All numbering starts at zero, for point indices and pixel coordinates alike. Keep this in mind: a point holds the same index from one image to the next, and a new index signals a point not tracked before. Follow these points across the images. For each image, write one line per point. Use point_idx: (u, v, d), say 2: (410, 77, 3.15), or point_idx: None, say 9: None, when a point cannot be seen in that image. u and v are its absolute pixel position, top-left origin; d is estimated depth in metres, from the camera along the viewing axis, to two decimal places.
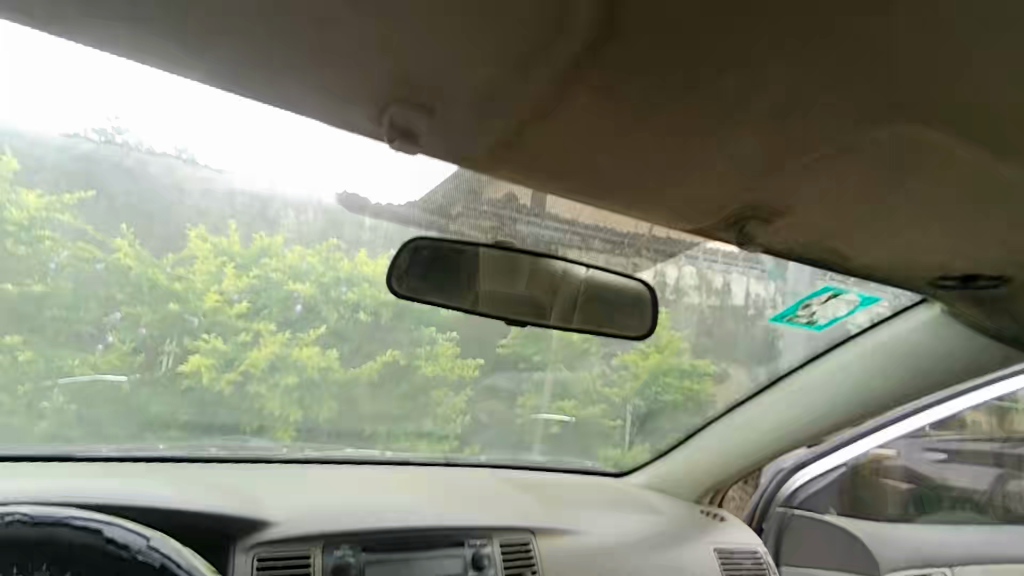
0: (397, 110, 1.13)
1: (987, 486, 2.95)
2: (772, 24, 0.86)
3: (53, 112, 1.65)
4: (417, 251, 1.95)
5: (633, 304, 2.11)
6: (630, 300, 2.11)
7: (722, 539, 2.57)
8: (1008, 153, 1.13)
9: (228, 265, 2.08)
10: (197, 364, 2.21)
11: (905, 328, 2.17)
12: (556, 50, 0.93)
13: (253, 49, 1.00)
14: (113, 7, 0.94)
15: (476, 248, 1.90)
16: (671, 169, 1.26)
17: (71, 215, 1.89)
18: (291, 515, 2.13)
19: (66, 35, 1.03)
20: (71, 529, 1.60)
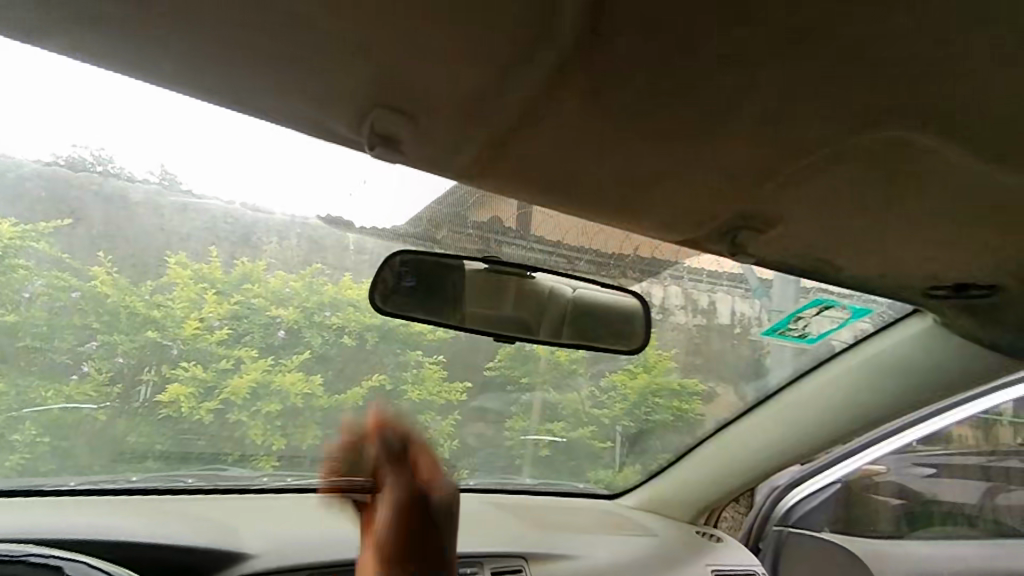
0: (378, 116, 1.08)
1: (977, 499, 2.89)
2: (765, 27, 0.85)
3: (26, 135, 1.60)
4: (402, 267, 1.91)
5: (627, 314, 2.09)
6: (622, 311, 2.08)
7: (720, 560, 2.56)
8: (1004, 157, 1.12)
9: (210, 291, 2.01)
10: (175, 393, 2.15)
11: (894, 342, 2.17)
12: (542, 53, 0.91)
13: (221, 42, 0.94)
14: (84, 8, 0.89)
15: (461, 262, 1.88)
16: (662, 176, 1.24)
17: (46, 244, 1.81)
18: (270, 548, 2.12)
19: (39, 45, 0.99)
20: (27, 566, 1.68)
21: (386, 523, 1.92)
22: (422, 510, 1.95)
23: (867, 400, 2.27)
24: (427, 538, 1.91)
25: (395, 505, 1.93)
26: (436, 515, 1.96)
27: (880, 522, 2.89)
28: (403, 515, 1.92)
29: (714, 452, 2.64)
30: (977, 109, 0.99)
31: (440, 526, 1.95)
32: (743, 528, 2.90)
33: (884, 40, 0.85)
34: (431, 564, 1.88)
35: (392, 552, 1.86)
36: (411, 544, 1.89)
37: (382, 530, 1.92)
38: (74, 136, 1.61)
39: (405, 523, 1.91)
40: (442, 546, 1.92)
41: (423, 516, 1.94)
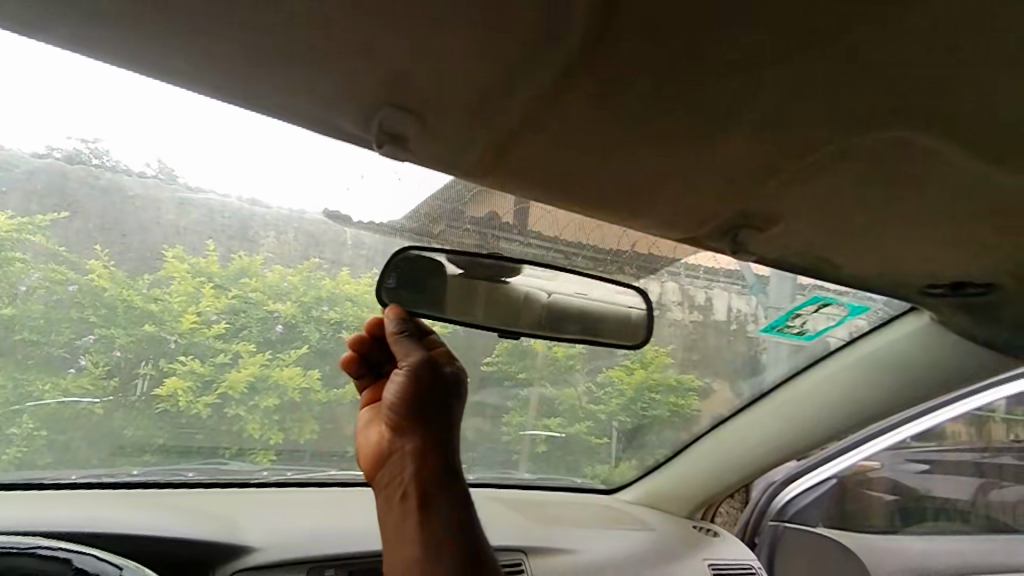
0: (385, 114, 1.08)
1: (969, 496, 2.97)
2: (771, 31, 0.86)
3: (23, 127, 1.60)
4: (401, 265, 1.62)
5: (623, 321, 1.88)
6: (614, 318, 1.87)
7: (716, 554, 2.64)
8: (1004, 159, 1.14)
9: (207, 285, 2.01)
10: (173, 387, 2.15)
11: (890, 340, 2.18)
12: (549, 56, 0.92)
13: (221, 38, 0.93)
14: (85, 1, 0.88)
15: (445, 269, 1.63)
16: (665, 177, 1.25)
17: (43, 237, 1.80)
18: (273, 542, 2.13)
19: (37, 38, 0.98)
20: (37, 558, 1.71)
21: (396, 399, 1.82)
22: (432, 397, 1.84)
23: (864, 395, 2.29)
24: (439, 416, 1.86)
25: (405, 391, 1.81)
26: (446, 390, 1.87)
27: (875, 517, 2.91)
28: (413, 395, 1.82)
29: (711, 448, 2.66)
30: (978, 112, 1.00)
31: (449, 403, 1.89)
32: (738, 523, 2.94)
33: (889, 43, 0.86)
34: (443, 437, 1.86)
35: (404, 416, 1.82)
36: (424, 426, 1.84)
37: (390, 397, 1.83)
38: (71, 128, 1.61)
39: (416, 398, 1.82)
40: (453, 394, 1.90)
41: (432, 399, 1.84)
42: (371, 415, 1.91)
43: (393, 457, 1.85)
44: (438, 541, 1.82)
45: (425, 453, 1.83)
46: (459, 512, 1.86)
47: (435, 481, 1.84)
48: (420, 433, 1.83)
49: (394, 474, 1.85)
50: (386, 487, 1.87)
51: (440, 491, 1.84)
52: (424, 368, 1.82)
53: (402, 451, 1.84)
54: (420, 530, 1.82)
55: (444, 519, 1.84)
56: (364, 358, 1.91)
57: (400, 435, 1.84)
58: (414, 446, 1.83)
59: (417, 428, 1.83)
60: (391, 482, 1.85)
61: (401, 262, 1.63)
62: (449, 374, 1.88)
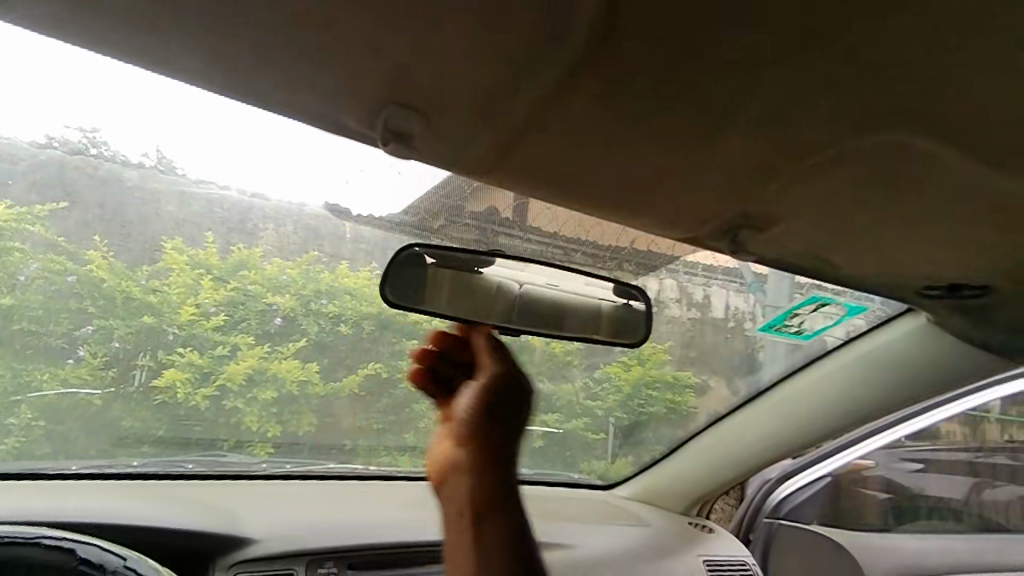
0: (389, 112, 1.08)
1: (963, 495, 2.99)
2: (775, 33, 0.87)
3: (22, 117, 1.60)
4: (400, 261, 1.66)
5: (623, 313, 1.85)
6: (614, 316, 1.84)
7: (711, 550, 2.66)
8: (1004, 161, 1.14)
9: (206, 278, 2.01)
10: (172, 378, 2.16)
11: (886, 339, 2.20)
12: (552, 55, 0.93)
13: (223, 35, 0.94)
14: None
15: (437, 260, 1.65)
16: (666, 176, 1.26)
17: (42, 227, 1.81)
18: (271, 534, 2.14)
19: (38, 32, 0.98)
20: (41, 548, 1.70)
21: (470, 409, 1.85)
22: (504, 413, 1.87)
23: (859, 394, 2.31)
24: (508, 432, 1.88)
25: (479, 405, 1.84)
26: (517, 407, 1.89)
27: (869, 515, 2.93)
28: (485, 411, 1.85)
29: (707, 445, 2.68)
30: (977, 113, 1.01)
31: (517, 419, 1.89)
32: (733, 520, 2.94)
33: (893, 45, 0.87)
34: (506, 455, 1.88)
35: (473, 429, 1.85)
36: (493, 441, 1.86)
37: (462, 409, 1.86)
38: (69, 119, 1.61)
39: (487, 414, 1.84)
40: (523, 411, 1.91)
41: (503, 414, 1.86)
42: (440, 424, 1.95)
43: (454, 471, 1.88)
44: (490, 558, 1.83)
45: (490, 468, 1.85)
46: (514, 532, 1.86)
47: (493, 497, 1.85)
48: (487, 447, 1.85)
49: (454, 488, 1.88)
50: (445, 501, 1.90)
51: (498, 508, 1.85)
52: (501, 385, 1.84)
53: (467, 464, 1.86)
54: (475, 546, 1.83)
55: (499, 536, 1.84)
56: (430, 373, 1.95)
57: (467, 447, 1.86)
58: (481, 461, 1.85)
59: (484, 442, 1.85)
60: (449, 497, 1.88)
61: (407, 258, 1.66)
62: (525, 391, 1.90)
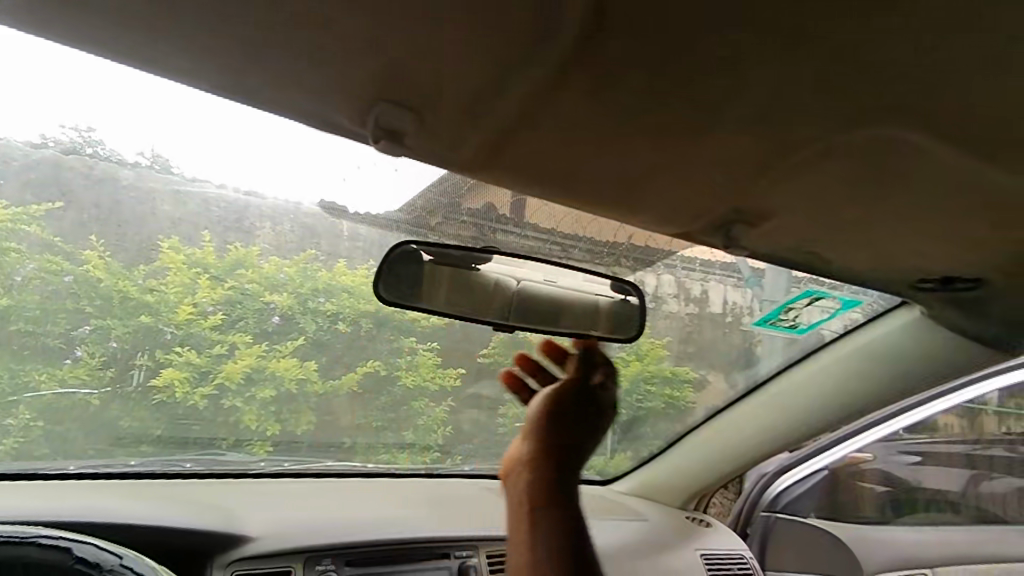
0: (381, 110, 1.08)
1: (960, 487, 3.00)
2: (764, 31, 0.87)
3: (17, 117, 1.59)
4: (399, 258, 1.65)
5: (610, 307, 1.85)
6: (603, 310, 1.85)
7: (708, 544, 2.68)
8: (996, 155, 1.15)
9: (203, 276, 2.01)
10: (170, 377, 2.15)
11: (883, 333, 2.19)
12: (544, 53, 0.92)
13: (215, 34, 0.93)
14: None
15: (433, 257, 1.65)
16: (659, 172, 1.25)
17: (38, 227, 1.81)
18: (269, 532, 2.14)
19: (29, 32, 0.98)
20: (38, 547, 1.64)
21: (539, 411, 2.00)
22: (576, 417, 2.00)
23: (855, 387, 2.32)
24: (577, 437, 2.00)
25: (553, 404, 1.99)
26: (586, 416, 2.00)
27: (866, 508, 2.95)
28: (555, 414, 1.98)
29: (706, 440, 2.69)
30: (967, 108, 1.01)
31: (585, 427, 2.01)
32: (731, 514, 2.92)
33: (882, 43, 0.87)
34: (569, 457, 1.99)
35: (538, 430, 1.99)
36: (560, 441, 1.98)
37: (532, 411, 2.02)
38: (63, 117, 1.61)
39: (554, 417, 1.98)
40: (592, 421, 2.01)
41: (569, 419, 1.98)
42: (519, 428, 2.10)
43: (518, 466, 2.03)
44: (546, 548, 1.90)
45: (554, 465, 1.97)
46: (570, 532, 1.92)
47: (553, 493, 1.95)
48: (555, 446, 1.97)
49: (516, 482, 2.02)
50: (509, 494, 2.04)
51: (558, 504, 1.95)
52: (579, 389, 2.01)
53: (532, 458, 1.99)
54: (532, 535, 1.92)
55: (555, 532, 1.91)
56: (524, 380, 2.11)
57: (534, 442, 2.00)
58: (546, 455, 1.98)
59: (552, 440, 1.98)
60: (512, 490, 2.02)
61: (399, 257, 1.66)
62: (598, 402, 2.01)
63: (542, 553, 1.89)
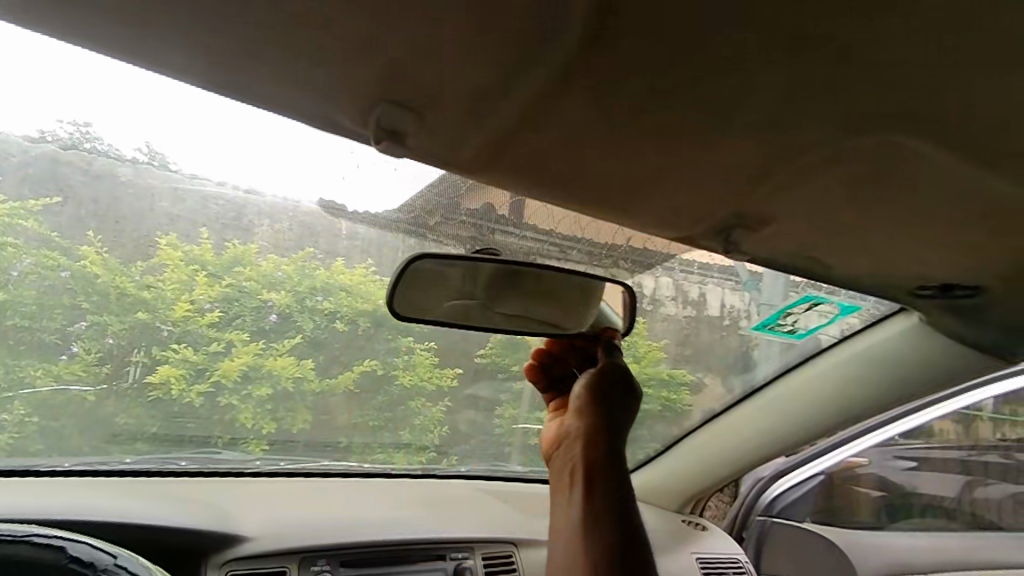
0: (382, 110, 1.08)
1: (956, 493, 3.03)
2: (771, 32, 0.86)
3: (14, 113, 1.59)
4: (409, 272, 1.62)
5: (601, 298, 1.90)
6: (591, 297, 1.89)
7: (705, 547, 2.68)
8: (997, 163, 1.15)
9: (200, 274, 2.01)
10: (166, 375, 2.15)
11: (881, 338, 2.19)
12: (548, 53, 0.92)
13: (216, 33, 0.93)
14: None
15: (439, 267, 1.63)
16: (660, 175, 1.25)
17: (36, 222, 1.80)
18: (264, 532, 2.13)
19: (25, 27, 0.97)
20: (30, 546, 1.60)
21: (585, 390, 2.09)
22: (619, 399, 2.08)
23: (855, 392, 2.31)
24: (620, 418, 2.09)
25: (596, 388, 2.07)
26: (626, 399, 2.10)
27: (861, 512, 2.96)
28: (601, 393, 2.07)
29: (703, 443, 2.69)
30: (972, 114, 1.01)
31: (625, 410, 2.10)
32: (726, 518, 2.88)
33: (889, 43, 0.87)
34: (617, 436, 2.07)
35: (587, 407, 2.07)
36: (608, 423, 2.06)
37: (578, 390, 2.11)
38: (61, 113, 1.60)
39: (601, 396, 2.06)
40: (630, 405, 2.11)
41: (614, 399, 2.07)
42: (555, 412, 2.20)
43: (566, 441, 2.12)
44: (597, 525, 1.98)
45: (603, 447, 2.05)
46: (619, 508, 2.01)
47: (606, 470, 2.03)
48: (605, 424, 2.06)
49: (566, 456, 2.11)
50: (558, 468, 2.12)
51: (611, 481, 2.03)
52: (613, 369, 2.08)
53: (584, 432, 2.07)
54: (584, 509, 2.00)
55: (608, 508, 2.00)
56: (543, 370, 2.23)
57: (584, 424, 2.07)
58: (595, 437, 2.05)
59: (600, 422, 2.05)
60: (563, 464, 2.10)
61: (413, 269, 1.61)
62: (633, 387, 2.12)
63: (595, 528, 1.97)
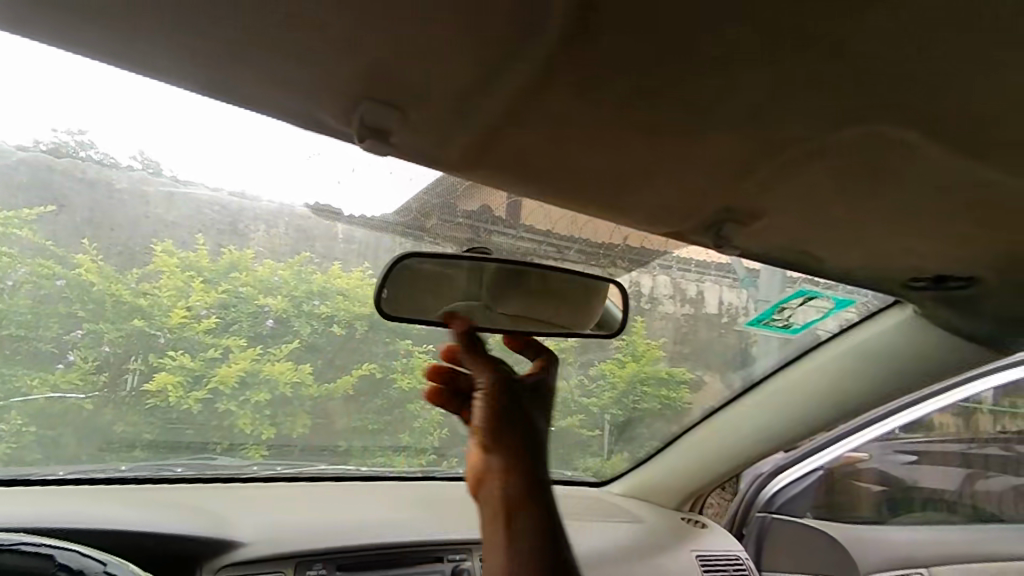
0: (367, 109, 1.07)
1: (956, 486, 2.98)
2: (756, 29, 0.86)
3: (9, 122, 1.58)
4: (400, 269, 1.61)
5: (595, 298, 1.85)
6: (588, 295, 1.84)
7: (705, 545, 2.67)
8: (986, 155, 1.14)
9: (196, 280, 1.99)
10: (164, 382, 2.14)
11: (876, 332, 2.19)
12: (531, 49, 0.91)
13: (202, 36, 0.93)
14: None
15: (429, 262, 1.62)
16: (647, 169, 1.24)
17: (30, 231, 1.79)
18: (260, 537, 2.13)
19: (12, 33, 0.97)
20: (18, 554, 1.58)
21: (485, 417, 1.68)
22: (540, 458, 1.68)
23: (851, 386, 2.31)
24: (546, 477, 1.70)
25: (492, 409, 1.67)
26: (529, 405, 1.71)
27: (862, 507, 2.95)
28: (501, 415, 1.67)
29: (703, 439, 2.68)
30: (958, 107, 1.01)
31: (535, 418, 1.72)
32: (727, 514, 2.97)
33: (872, 38, 0.87)
34: (535, 456, 1.68)
35: (490, 435, 1.67)
36: (533, 492, 1.66)
37: (476, 418, 1.69)
38: (55, 121, 1.60)
39: (501, 418, 1.67)
40: (536, 410, 1.72)
41: (518, 414, 1.68)
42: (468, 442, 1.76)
43: (482, 478, 1.71)
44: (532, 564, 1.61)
45: (522, 477, 1.66)
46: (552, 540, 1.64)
47: (530, 501, 1.65)
48: (518, 448, 1.67)
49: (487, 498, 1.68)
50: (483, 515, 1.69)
51: (537, 509, 1.66)
52: (515, 424, 1.67)
53: (497, 464, 1.68)
54: (514, 553, 1.62)
55: (540, 543, 1.63)
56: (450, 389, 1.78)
57: (492, 453, 1.66)
58: (524, 517, 1.64)
59: (509, 448, 1.66)
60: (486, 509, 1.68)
61: (400, 269, 1.62)
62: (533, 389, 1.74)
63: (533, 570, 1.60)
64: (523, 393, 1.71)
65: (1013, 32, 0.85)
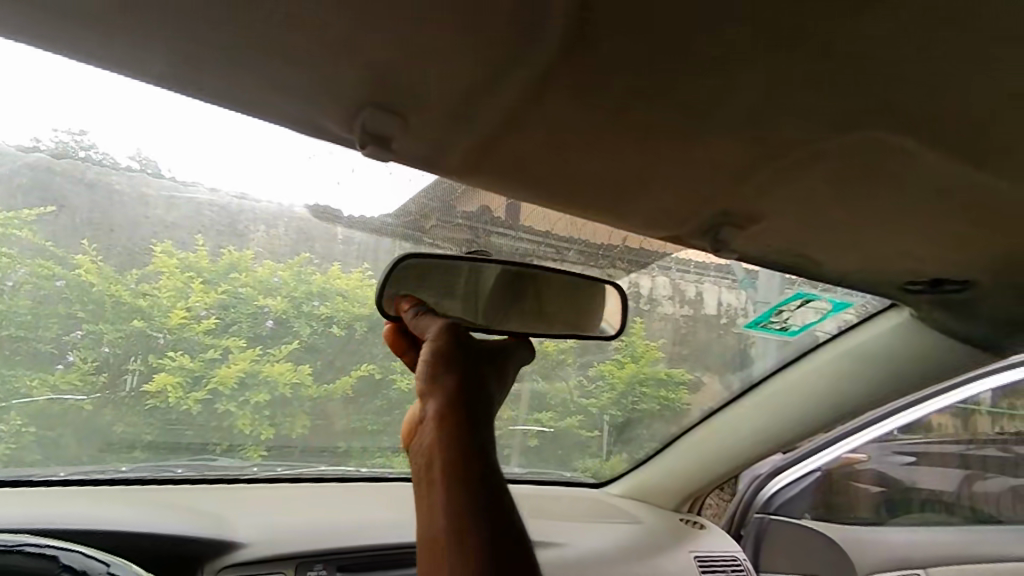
0: (368, 115, 1.08)
1: (954, 487, 2.97)
2: (755, 31, 0.86)
3: (8, 123, 1.58)
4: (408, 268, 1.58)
5: (596, 300, 1.85)
6: (581, 296, 1.83)
7: (703, 546, 2.68)
8: (984, 157, 1.14)
9: (196, 281, 2.00)
10: (163, 382, 2.15)
11: (874, 334, 2.19)
12: (528, 53, 0.92)
13: (198, 40, 0.93)
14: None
15: (436, 264, 1.60)
16: (646, 174, 1.25)
17: (30, 232, 1.80)
18: (260, 538, 2.14)
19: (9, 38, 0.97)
20: (23, 555, 1.59)
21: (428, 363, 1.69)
22: (478, 413, 1.70)
23: (849, 388, 2.32)
24: (487, 434, 1.70)
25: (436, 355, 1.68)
26: (474, 362, 1.75)
27: (860, 509, 2.97)
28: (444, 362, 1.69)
29: (702, 440, 2.69)
30: (955, 110, 1.01)
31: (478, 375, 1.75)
32: (725, 516, 2.97)
33: (869, 39, 0.87)
34: (473, 408, 1.70)
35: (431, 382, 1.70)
36: (470, 443, 1.65)
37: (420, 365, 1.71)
38: (57, 122, 1.59)
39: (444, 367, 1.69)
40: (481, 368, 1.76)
41: (461, 365, 1.71)
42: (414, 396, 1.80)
43: (420, 432, 1.71)
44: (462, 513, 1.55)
45: (457, 425, 1.66)
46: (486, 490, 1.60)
47: (464, 450, 1.63)
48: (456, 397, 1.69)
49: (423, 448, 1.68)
50: (418, 467, 1.68)
51: (472, 459, 1.63)
52: (456, 374, 1.70)
53: (435, 415, 1.69)
54: (445, 500, 1.57)
55: (472, 492, 1.58)
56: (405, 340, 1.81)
57: (431, 399, 1.69)
58: (457, 467, 1.61)
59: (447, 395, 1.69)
60: (421, 459, 1.67)
61: (402, 270, 1.58)
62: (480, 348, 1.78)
63: (463, 517, 1.55)
64: (471, 350, 1.74)
65: (1012, 33, 0.85)
